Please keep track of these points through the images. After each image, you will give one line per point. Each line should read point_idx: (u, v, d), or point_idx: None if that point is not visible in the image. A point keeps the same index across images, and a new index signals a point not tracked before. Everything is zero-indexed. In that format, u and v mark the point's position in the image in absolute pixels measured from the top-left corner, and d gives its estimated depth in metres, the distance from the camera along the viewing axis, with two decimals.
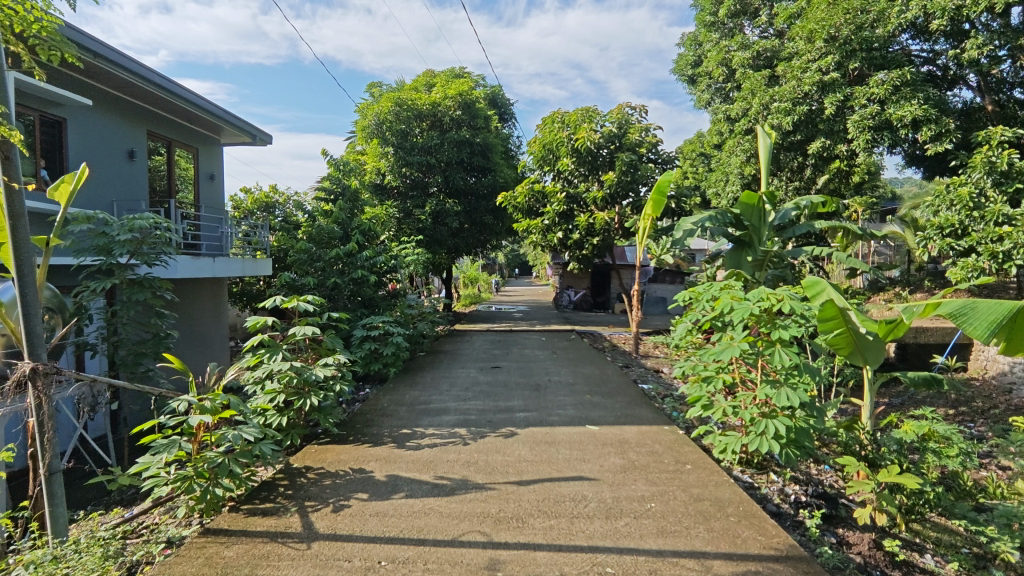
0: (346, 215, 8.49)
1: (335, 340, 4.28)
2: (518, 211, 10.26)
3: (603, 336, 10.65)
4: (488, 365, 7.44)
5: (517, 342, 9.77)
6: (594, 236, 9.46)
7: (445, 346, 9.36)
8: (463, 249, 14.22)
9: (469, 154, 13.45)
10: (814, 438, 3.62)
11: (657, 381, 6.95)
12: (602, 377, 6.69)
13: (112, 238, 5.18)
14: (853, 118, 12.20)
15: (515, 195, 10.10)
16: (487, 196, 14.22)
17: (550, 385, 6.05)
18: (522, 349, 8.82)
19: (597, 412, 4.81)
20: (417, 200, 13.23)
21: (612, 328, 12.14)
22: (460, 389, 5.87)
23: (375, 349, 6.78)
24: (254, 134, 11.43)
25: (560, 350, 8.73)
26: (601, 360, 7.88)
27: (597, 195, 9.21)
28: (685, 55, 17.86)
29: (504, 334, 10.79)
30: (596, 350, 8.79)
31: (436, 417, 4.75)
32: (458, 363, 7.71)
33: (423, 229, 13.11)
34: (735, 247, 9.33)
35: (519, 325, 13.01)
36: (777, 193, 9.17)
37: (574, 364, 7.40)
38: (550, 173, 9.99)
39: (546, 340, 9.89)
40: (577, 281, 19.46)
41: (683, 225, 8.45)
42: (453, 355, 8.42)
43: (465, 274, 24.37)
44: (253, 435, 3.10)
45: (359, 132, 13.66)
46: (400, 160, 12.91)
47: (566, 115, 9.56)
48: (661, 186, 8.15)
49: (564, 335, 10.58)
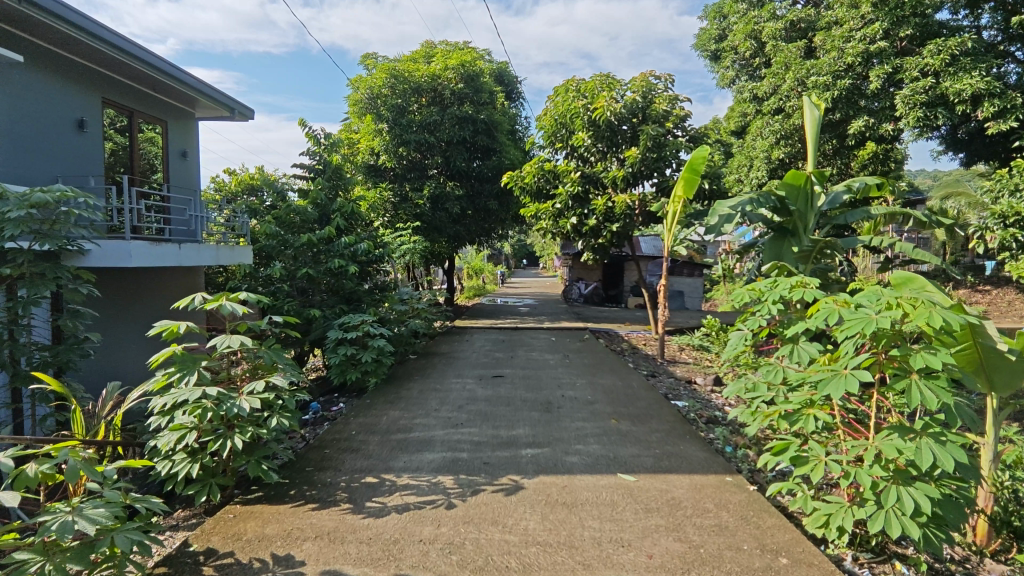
0: (327, 196, 7.35)
1: (274, 354, 3.11)
2: (526, 193, 9.04)
3: (619, 336, 9.49)
4: (489, 373, 6.27)
5: (522, 342, 8.61)
6: (613, 222, 8.25)
7: (442, 347, 8.20)
8: (465, 238, 13.08)
9: (473, 133, 12.25)
10: (965, 514, 2.43)
11: (692, 396, 5.78)
12: (626, 391, 5.50)
13: (2, 216, 4.02)
14: (902, 93, 10.96)
15: (522, 174, 8.89)
16: (492, 180, 13.04)
17: (564, 403, 4.88)
18: (529, 352, 7.67)
19: (628, 449, 3.64)
20: (415, 183, 12.07)
21: (628, 325, 10.96)
22: (452, 408, 4.70)
23: (353, 355, 5.64)
24: (233, 107, 10.25)
25: (573, 354, 7.58)
26: (622, 368, 6.73)
27: (617, 174, 7.98)
28: (708, 29, 16.51)
29: (508, 332, 9.65)
30: (613, 354, 7.62)
31: (415, 454, 3.58)
32: (454, 370, 6.56)
33: (421, 215, 11.97)
34: (774, 236, 8.09)
35: (526, 320, 11.87)
36: (827, 173, 7.91)
37: (591, 373, 6.24)
38: (563, 151, 8.75)
39: (556, 341, 8.72)
40: (587, 272, 18.35)
41: (718, 208, 7.20)
42: (449, 358, 7.29)
43: (470, 265, 23.30)
44: (103, 518, 1.94)
45: (352, 108, 12.49)
46: (397, 139, 11.73)
47: (582, 83, 8.33)
48: (695, 163, 6.94)
49: (576, 334, 9.43)
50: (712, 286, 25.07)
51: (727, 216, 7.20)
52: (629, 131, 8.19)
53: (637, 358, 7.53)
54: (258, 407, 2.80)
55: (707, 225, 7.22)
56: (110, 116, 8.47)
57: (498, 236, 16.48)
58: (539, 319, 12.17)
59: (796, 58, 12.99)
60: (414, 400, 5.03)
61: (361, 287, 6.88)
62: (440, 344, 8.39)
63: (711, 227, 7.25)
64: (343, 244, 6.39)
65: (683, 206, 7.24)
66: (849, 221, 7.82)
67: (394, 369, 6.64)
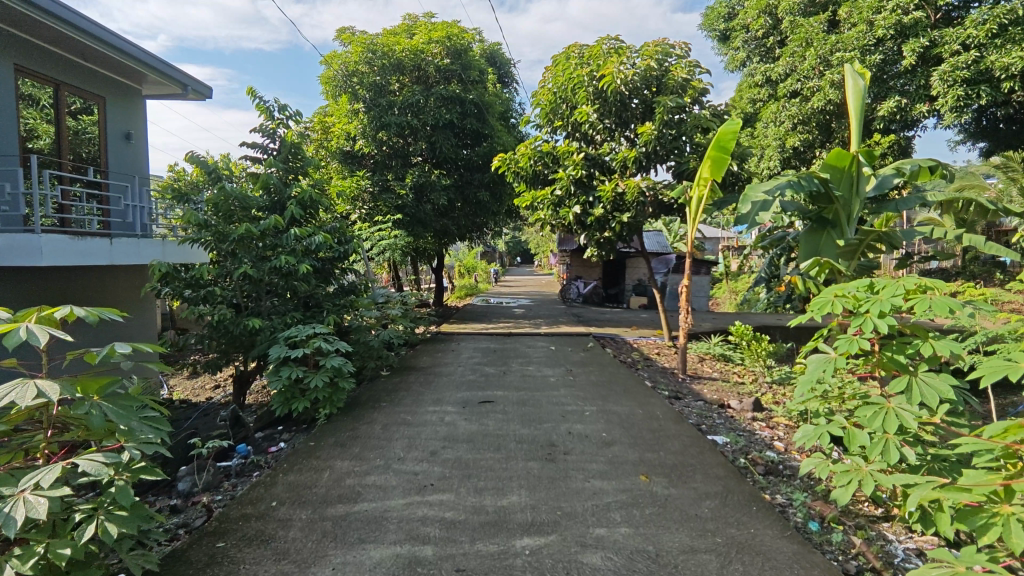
0: (281, 180, 6.10)
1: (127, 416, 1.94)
2: (520, 179, 7.81)
3: (627, 344, 8.31)
4: (475, 397, 5.05)
5: (516, 353, 7.39)
6: (623, 212, 7.03)
7: (422, 358, 6.99)
8: (453, 234, 11.88)
9: (461, 115, 11.05)
10: None
11: (730, 426, 4.58)
12: (649, 422, 4.28)
13: None
14: (941, 68, 9.88)
15: (516, 157, 7.65)
16: (482, 168, 11.81)
17: (572, 445, 3.67)
18: (525, 366, 6.46)
19: (675, 539, 2.43)
20: (397, 171, 10.82)
21: (635, 330, 9.78)
22: (421, 456, 3.48)
23: (299, 378, 4.40)
24: (185, 84, 8.92)
25: (577, 368, 6.39)
26: (636, 386, 5.55)
27: (628, 155, 6.77)
28: (715, 8, 15.27)
29: (500, 340, 8.44)
30: (625, 369, 6.42)
31: (355, 551, 2.34)
32: (432, 391, 5.33)
33: (404, 207, 10.74)
34: (811, 227, 6.91)
35: (521, 325, 10.64)
36: (875, 152, 6.66)
37: (602, 397, 5.03)
38: (563, 130, 7.53)
39: (556, 351, 7.51)
40: (586, 270, 17.30)
41: (750, 193, 6.00)
42: (429, 374, 6.09)
43: (462, 264, 22.07)
44: None
45: (327, 88, 11.23)
46: (377, 121, 10.48)
47: (586, 49, 7.10)
48: (725, 137, 5.74)
49: (577, 341, 8.23)
50: (715, 284, 23.97)
51: (761, 202, 6.01)
52: (641, 106, 6.98)
53: (653, 374, 6.33)
54: (43, 517, 1.57)
55: (736, 213, 6.03)
56: (28, 87, 7.14)
57: (489, 231, 15.25)
58: (535, 322, 10.99)
59: (818, 33, 11.89)
60: (374, 441, 3.80)
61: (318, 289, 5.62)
62: (420, 354, 7.18)
63: (741, 215, 6.05)
64: (293, 238, 5.12)
65: (709, 192, 6.05)
66: (901, 209, 6.66)
67: (360, 390, 5.43)
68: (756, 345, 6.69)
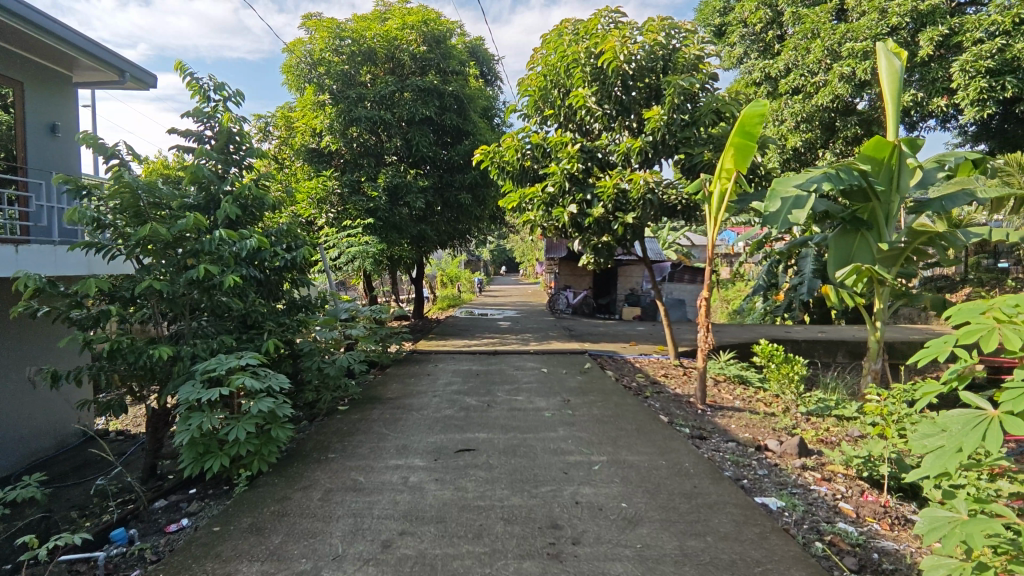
0: (214, 174, 5.01)
1: None
2: (507, 175, 6.77)
3: (628, 365, 7.30)
4: (452, 442, 3.98)
5: (502, 378, 6.35)
6: (627, 211, 6.02)
7: (391, 385, 5.92)
8: (431, 240, 10.85)
9: (439, 109, 10.06)
10: None
11: (777, 482, 3.57)
12: (677, 482, 3.25)
13: None
14: (961, 58, 9.15)
15: (500, 149, 6.62)
16: (463, 168, 10.80)
17: (581, 529, 2.62)
18: (512, 396, 5.42)
19: None
20: (368, 170, 9.77)
21: (634, 346, 8.79)
22: (368, 554, 2.40)
23: (214, 427, 3.30)
24: (123, 70, 7.77)
25: (574, 397, 5.36)
26: (649, 422, 4.53)
27: (632, 145, 5.77)
28: (710, 2, 14.49)
29: (483, 361, 7.40)
30: (633, 398, 5.40)
31: None
32: (397, 433, 4.25)
33: (376, 211, 9.68)
34: (842, 229, 6.00)
35: (508, 340, 9.62)
36: (920, 140, 5.67)
37: (612, 441, 4.00)
38: (555, 121, 6.55)
39: (547, 374, 6.47)
40: (575, 279, 16.33)
41: (778, 188, 5.03)
42: (397, 408, 5.01)
43: (444, 273, 21.06)
44: None
45: (291, 80, 10.16)
46: (346, 114, 9.42)
47: (581, 23, 6.12)
48: (752, 118, 4.76)
49: (571, 361, 7.21)
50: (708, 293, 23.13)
51: (794, 198, 5.04)
52: (643, 90, 6.03)
53: (666, 403, 5.33)
54: None
55: (762, 211, 5.05)
56: None
57: (472, 238, 14.24)
58: (522, 337, 9.98)
59: (826, 23, 11.09)
60: (307, 523, 2.73)
61: (253, 305, 4.51)
62: (389, 381, 6.09)
63: (768, 215, 5.07)
64: (213, 240, 4.00)
65: (730, 187, 5.04)
66: (948, 208, 5.70)
67: (308, 433, 4.36)
68: (779, 368, 5.72)
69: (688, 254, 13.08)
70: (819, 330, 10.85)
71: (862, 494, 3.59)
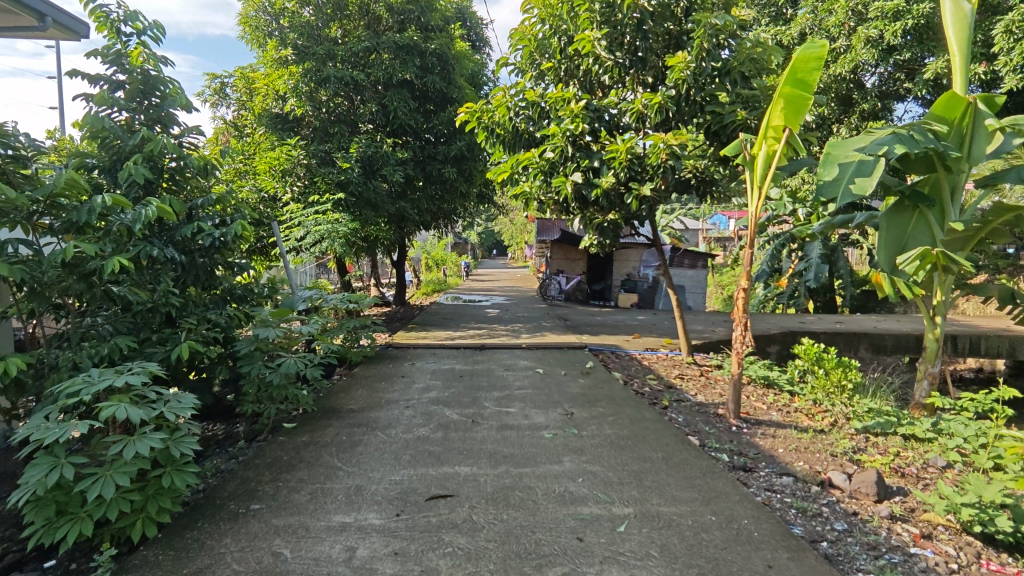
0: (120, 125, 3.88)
1: None
2: (498, 141, 5.70)
3: (636, 365, 6.33)
4: (425, 483, 2.97)
5: (490, 381, 5.35)
6: (643, 182, 4.97)
7: (356, 392, 4.88)
8: (411, 219, 9.78)
9: (419, 70, 8.91)
10: None
11: (868, 545, 2.59)
12: (740, 557, 2.27)
13: None
14: (1003, 18, 8.18)
15: (489, 106, 5.51)
16: (447, 139, 9.71)
17: None
18: (502, 408, 4.42)
19: None
20: (340, 138, 8.66)
21: (638, 340, 7.85)
22: None
23: (66, 476, 2.23)
24: (45, 16, 6.47)
25: (578, 409, 4.38)
26: (678, 449, 3.55)
27: (652, 100, 4.72)
28: None
29: (468, 358, 6.41)
30: (650, 410, 4.43)
31: None
32: (352, 466, 3.23)
33: (348, 184, 8.58)
34: (896, 203, 4.99)
35: (497, 331, 8.64)
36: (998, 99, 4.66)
37: (635, 479, 3.03)
38: (555, 73, 5.47)
39: (544, 376, 5.47)
40: (568, 264, 15.30)
41: (835, 154, 4.15)
42: (358, 425, 3.99)
43: (430, 255, 20.16)
44: None
45: (252, 36, 8.97)
46: (314, 74, 8.28)
47: None
48: (809, 62, 3.75)
49: (569, 359, 6.23)
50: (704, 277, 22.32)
51: (857, 163, 4.03)
52: (662, 37, 5.00)
53: (690, 417, 4.36)
54: None
55: (817, 179, 4.04)
56: None
57: (458, 218, 13.17)
58: (512, 328, 8.98)
59: None
60: None
61: (160, 295, 3.44)
62: (353, 387, 5.05)
63: (823, 184, 4.06)
64: (92, 207, 2.93)
65: (778, 150, 3.98)
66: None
67: (234, 467, 3.31)
68: (829, 372, 4.73)
69: (681, 238, 12.71)
70: (835, 320, 9.96)
71: (981, 560, 2.63)
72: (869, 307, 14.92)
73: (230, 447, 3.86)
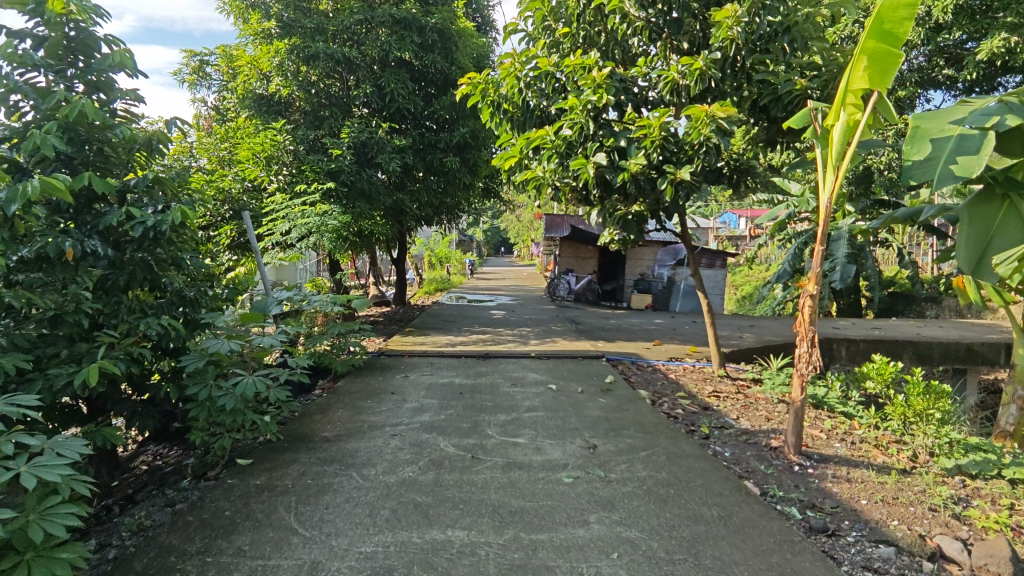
0: (36, 88, 3.13)
1: None
2: (505, 118, 4.89)
3: (662, 380, 5.54)
4: (405, 561, 2.18)
5: (495, 400, 4.57)
6: (679, 164, 4.15)
7: (335, 415, 4.11)
8: (410, 213, 9.03)
9: (419, 48, 8.17)
10: None
11: None
12: None
13: None
14: None
15: (495, 78, 4.70)
16: (448, 125, 8.96)
17: None
18: (510, 438, 3.64)
19: None
20: (331, 123, 7.93)
21: (659, 349, 7.05)
22: None
23: None
24: None
25: (601, 440, 3.60)
26: (737, 502, 2.76)
27: (693, 64, 3.91)
28: None
29: (469, 369, 5.64)
30: (689, 441, 3.64)
31: None
32: (311, 529, 2.44)
33: (340, 172, 7.84)
34: (983, 190, 4.10)
35: (502, 336, 7.87)
36: None
37: (690, 554, 2.25)
38: (572, 40, 4.67)
39: (557, 394, 4.69)
40: (578, 262, 14.59)
41: (925, 129, 3.39)
42: (329, 463, 3.20)
43: (432, 251, 19.56)
44: None
45: (238, 11, 8.25)
46: (303, 50, 7.57)
47: None
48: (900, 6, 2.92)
49: (585, 372, 5.44)
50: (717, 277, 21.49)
51: (960, 139, 3.19)
52: None
53: (738, 450, 3.57)
54: None
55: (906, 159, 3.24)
56: None
57: (461, 213, 12.42)
58: (519, 332, 8.21)
59: None
60: None
61: (69, 299, 2.78)
62: (333, 407, 4.28)
63: (914, 166, 3.25)
64: None
65: (862, 120, 3.12)
66: None
67: (159, 527, 2.54)
68: (912, 395, 3.83)
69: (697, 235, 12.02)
70: (870, 326, 9.13)
71: None
72: (897, 310, 14.05)
73: (169, 489, 3.09)
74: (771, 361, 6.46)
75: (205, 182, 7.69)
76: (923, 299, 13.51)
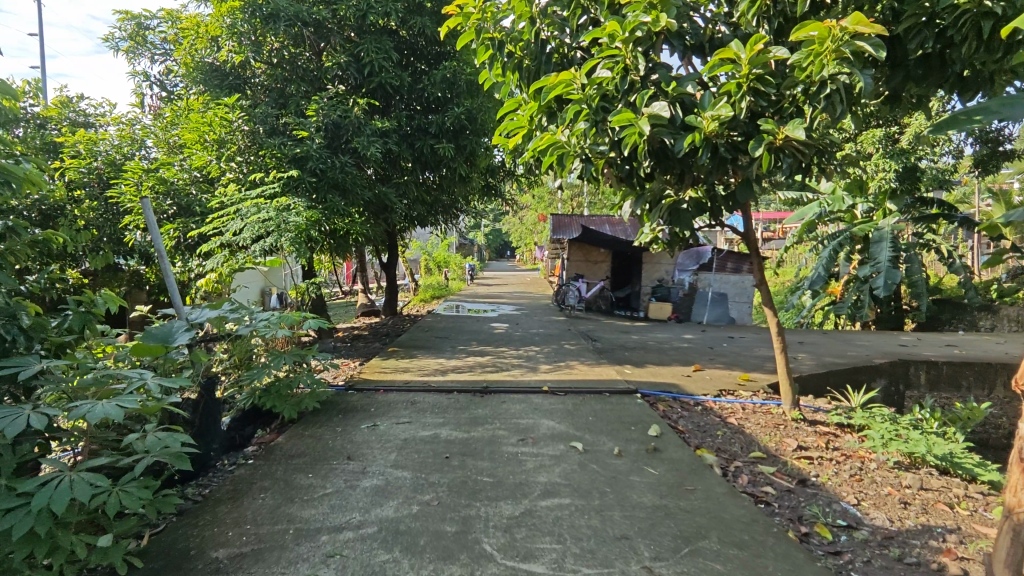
0: None
1: None
2: (509, 65, 3.48)
3: (722, 429, 4.11)
4: None
5: (495, 468, 3.16)
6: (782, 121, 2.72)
7: (251, 507, 2.67)
8: (396, 210, 7.66)
9: (403, 11, 6.86)
10: None
11: None
12: None
13: None
14: None
15: (495, 7, 3.29)
16: (440, 106, 7.58)
17: None
18: (520, 561, 2.21)
19: None
20: (296, 99, 6.57)
21: (702, 378, 5.62)
22: None
23: None
24: None
25: (670, 567, 2.18)
26: None
27: None
28: None
29: (462, 413, 4.23)
30: (817, 566, 2.21)
31: None
32: None
33: (307, 159, 6.48)
34: None
35: (505, 357, 6.46)
36: None
37: None
38: None
39: (586, 462, 3.26)
40: (588, 267, 13.21)
41: None
42: None
43: (430, 254, 18.37)
44: None
45: None
46: (259, 7, 6.27)
47: None
48: None
49: (618, 419, 4.03)
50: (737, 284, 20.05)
51: None
52: None
53: None
54: None
55: None
56: None
57: (460, 213, 11.05)
58: (525, 352, 6.81)
59: None
60: None
61: None
62: (254, 492, 2.85)
63: None
64: None
65: None
66: None
67: None
68: None
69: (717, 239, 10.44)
70: (944, 344, 7.68)
71: None
72: (943, 320, 12.60)
73: None
74: (852, 397, 5.01)
75: (143, 171, 6.39)
76: (976, 309, 12.05)
